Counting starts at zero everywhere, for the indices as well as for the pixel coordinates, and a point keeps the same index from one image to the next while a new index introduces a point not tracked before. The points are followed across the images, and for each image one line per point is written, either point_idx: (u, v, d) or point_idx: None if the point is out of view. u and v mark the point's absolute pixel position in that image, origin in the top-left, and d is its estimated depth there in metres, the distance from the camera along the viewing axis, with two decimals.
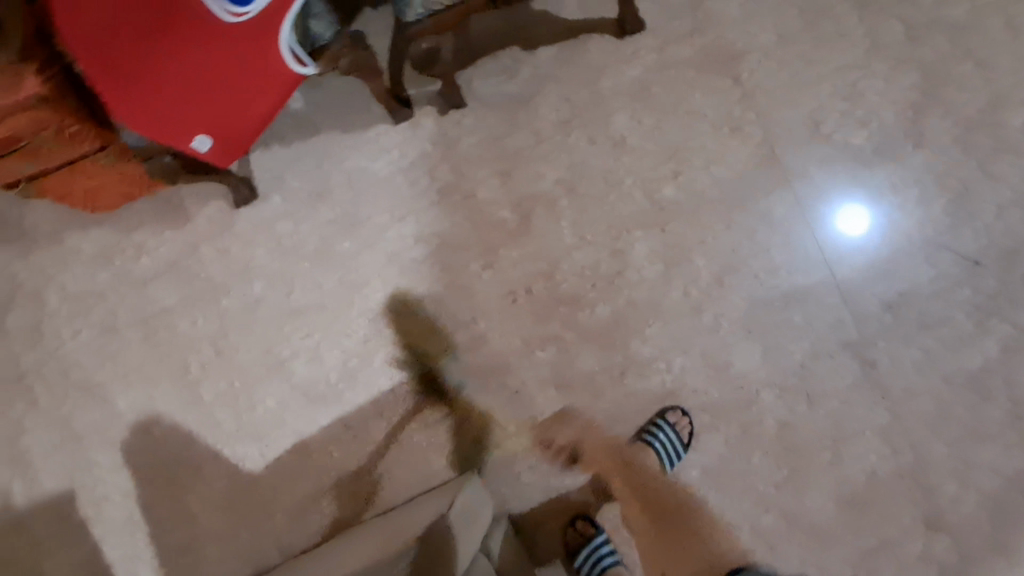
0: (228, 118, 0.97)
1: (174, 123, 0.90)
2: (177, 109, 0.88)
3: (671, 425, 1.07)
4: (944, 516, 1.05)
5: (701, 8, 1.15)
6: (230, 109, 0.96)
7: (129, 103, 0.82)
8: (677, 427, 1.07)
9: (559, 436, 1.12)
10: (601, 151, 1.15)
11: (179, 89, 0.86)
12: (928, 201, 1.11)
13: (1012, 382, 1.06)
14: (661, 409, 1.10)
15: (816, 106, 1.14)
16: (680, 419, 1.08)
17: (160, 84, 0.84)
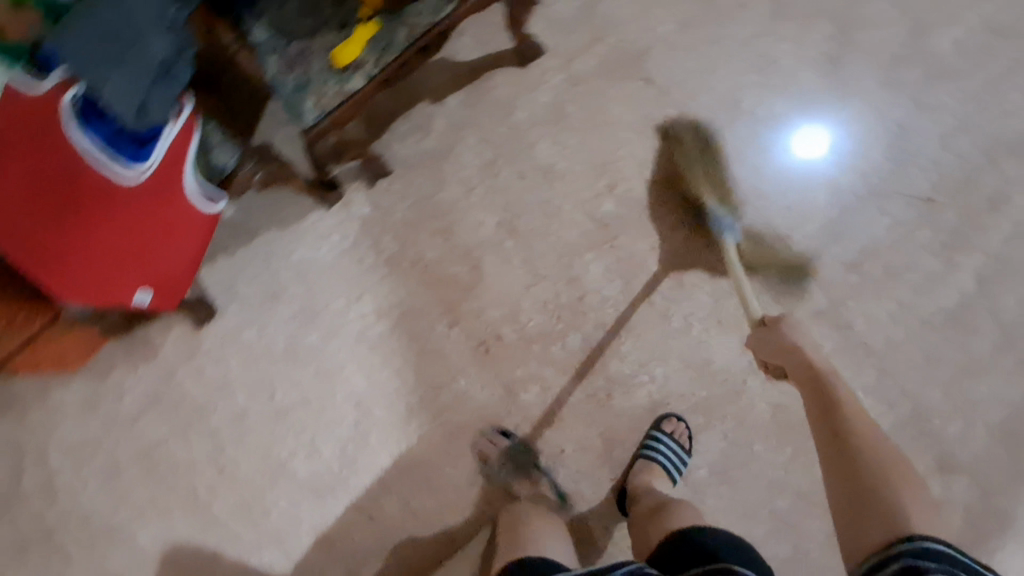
0: (155, 259, 0.96)
1: (104, 268, 0.88)
2: (107, 268, 0.88)
3: (670, 435, 1.06)
4: (957, 456, 1.04)
5: (597, 15, 1.14)
6: (157, 249, 0.95)
7: (58, 246, 0.83)
8: (676, 435, 1.07)
9: (563, 469, 1.12)
10: (534, 183, 1.14)
11: (98, 235, 0.86)
12: (866, 150, 1.09)
13: (994, 308, 1.05)
14: (655, 420, 1.09)
15: (735, 83, 1.12)
16: (677, 426, 1.07)
17: (88, 225, 0.84)
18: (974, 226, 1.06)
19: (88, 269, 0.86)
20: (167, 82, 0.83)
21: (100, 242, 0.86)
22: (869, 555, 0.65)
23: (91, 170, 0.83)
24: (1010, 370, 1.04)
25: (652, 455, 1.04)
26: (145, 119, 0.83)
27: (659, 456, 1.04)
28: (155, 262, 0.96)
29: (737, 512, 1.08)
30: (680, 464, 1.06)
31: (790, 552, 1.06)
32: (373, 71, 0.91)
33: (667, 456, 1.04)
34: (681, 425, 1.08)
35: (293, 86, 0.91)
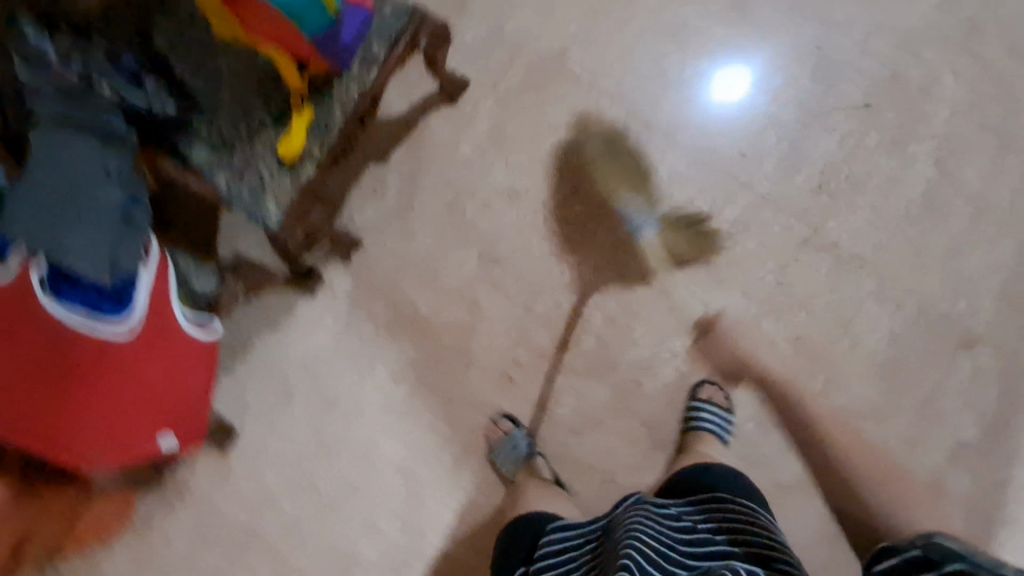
0: (165, 402, 0.91)
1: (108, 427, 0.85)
2: (127, 425, 0.87)
3: (707, 401, 1.08)
4: (973, 330, 1.08)
5: (506, 34, 1.16)
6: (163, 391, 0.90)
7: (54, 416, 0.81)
8: (713, 400, 1.08)
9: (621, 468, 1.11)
10: (500, 208, 1.16)
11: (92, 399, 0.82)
12: (794, 77, 1.13)
13: (958, 185, 1.09)
14: (691, 389, 1.11)
15: (656, 54, 1.15)
16: (712, 391, 1.09)
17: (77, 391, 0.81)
18: (913, 116, 1.11)
19: (105, 432, 0.85)
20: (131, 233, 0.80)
21: (109, 403, 0.84)
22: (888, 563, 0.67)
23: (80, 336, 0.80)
24: (991, 237, 1.09)
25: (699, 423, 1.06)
26: (115, 272, 0.78)
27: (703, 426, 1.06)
28: (166, 405, 0.91)
29: (795, 452, 1.09)
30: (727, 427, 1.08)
31: None
32: (318, 155, 0.92)
33: (710, 423, 1.06)
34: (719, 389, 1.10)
35: (247, 192, 0.90)
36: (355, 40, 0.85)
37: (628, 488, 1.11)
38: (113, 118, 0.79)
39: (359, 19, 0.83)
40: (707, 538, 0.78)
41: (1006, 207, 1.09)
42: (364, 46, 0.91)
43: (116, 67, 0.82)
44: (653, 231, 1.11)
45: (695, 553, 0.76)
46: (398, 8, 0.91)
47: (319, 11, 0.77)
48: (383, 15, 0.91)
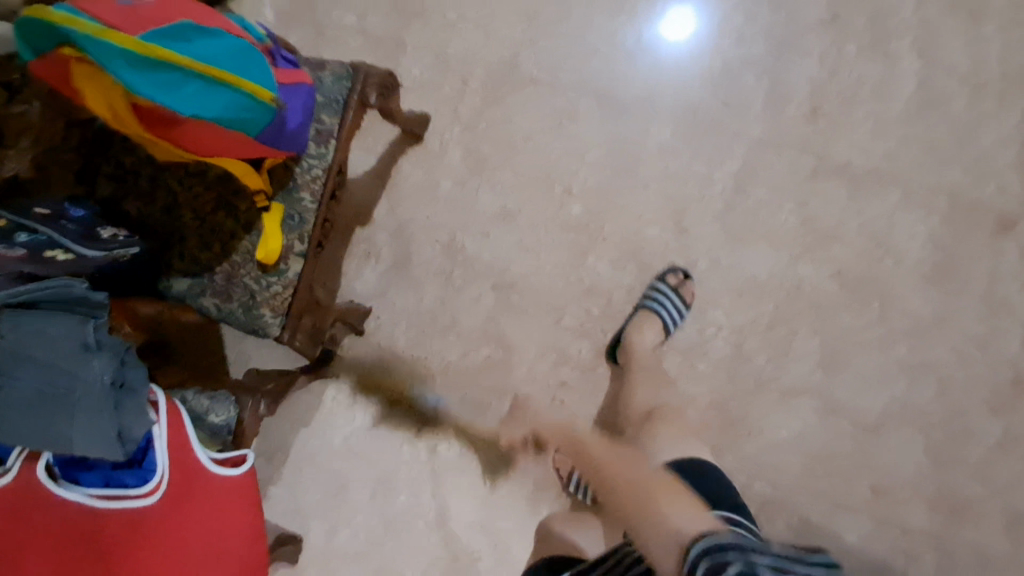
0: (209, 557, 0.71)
1: None
2: None
3: (674, 288, 1.04)
4: (1009, 211, 1.03)
5: (450, 58, 1.10)
6: (204, 545, 0.71)
7: None
8: (680, 289, 1.04)
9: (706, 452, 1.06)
10: (497, 233, 1.10)
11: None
12: (756, 11, 1.05)
13: (948, 69, 1.04)
14: (662, 272, 1.07)
15: (608, 28, 1.07)
16: (680, 280, 1.05)
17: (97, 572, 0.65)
18: (881, 15, 1.05)
19: None
20: (129, 396, 0.67)
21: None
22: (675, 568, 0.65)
23: (106, 513, 0.67)
24: (995, 113, 1.04)
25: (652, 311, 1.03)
26: (129, 445, 0.66)
27: (652, 305, 1.03)
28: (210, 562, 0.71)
29: (868, 387, 1.05)
30: (680, 318, 1.05)
31: (937, 385, 1.04)
32: (302, 248, 0.81)
33: (662, 305, 1.03)
34: (688, 278, 1.06)
35: (240, 311, 0.81)
36: (304, 121, 0.74)
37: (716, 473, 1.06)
38: (74, 281, 0.65)
39: (302, 97, 0.73)
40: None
41: (1003, 77, 1.04)
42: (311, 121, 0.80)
43: (56, 231, 0.68)
44: (597, 287, 1.08)
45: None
46: (334, 72, 0.81)
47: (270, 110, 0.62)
48: (322, 82, 0.81)
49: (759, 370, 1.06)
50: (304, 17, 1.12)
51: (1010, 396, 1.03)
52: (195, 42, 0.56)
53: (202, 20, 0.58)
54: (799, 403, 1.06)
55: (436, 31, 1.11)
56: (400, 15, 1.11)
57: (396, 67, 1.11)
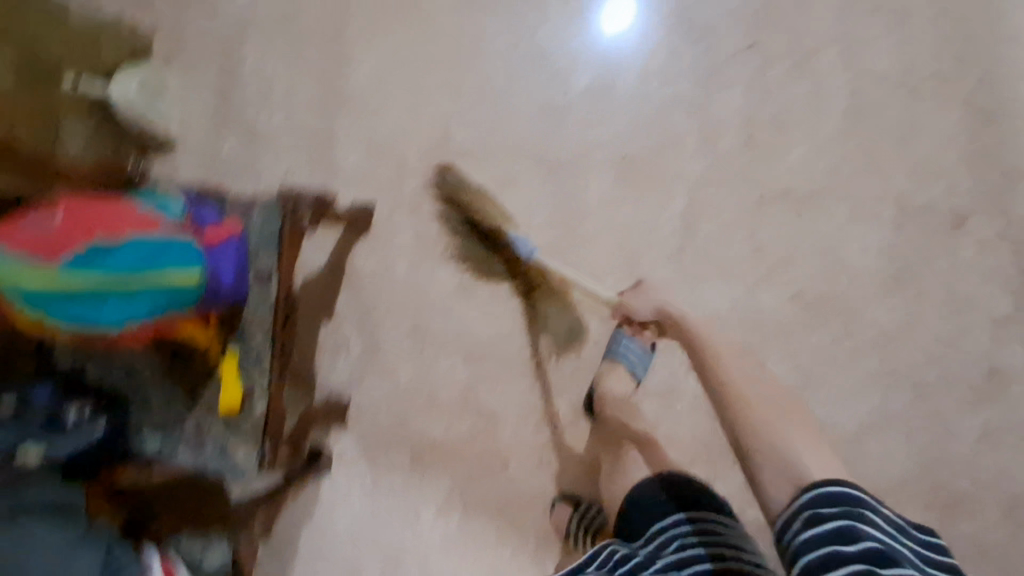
0: None
1: None
2: None
3: (633, 333, 1.03)
4: (957, 208, 1.04)
5: (382, 143, 1.12)
6: None
7: None
8: (641, 332, 1.03)
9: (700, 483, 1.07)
10: (460, 308, 1.12)
11: None
12: (676, 50, 1.07)
13: (877, 77, 1.05)
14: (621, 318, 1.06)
15: (533, 88, 1.09)
16: (641, 323, 1.04)
17: None
18: (801, 35, 1.06)
19: None
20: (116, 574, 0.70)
21: None
22: (780, 511, 0.66)
23: None
24: (931, 112, 1.05)
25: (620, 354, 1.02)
26: None
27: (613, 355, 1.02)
28: None
29: (848, 401, 1.05)
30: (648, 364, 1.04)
31: (914, 388, 1.05)
32: (263, 387, 0.86)
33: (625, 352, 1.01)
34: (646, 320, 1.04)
35: (216, 457, 0.85)
36: (240, 273, 0.78)
37: None
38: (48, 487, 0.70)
39: (233, 251, 0.77)
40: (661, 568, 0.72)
41: (934, 77, 1.05)
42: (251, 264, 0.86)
43: (23, 430, 0.70)
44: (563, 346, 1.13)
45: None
46: (264, 213, 0.87)
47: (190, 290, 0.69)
48: (255, 224, 0.86)
49: None
50: (232, 122, 1.13)
51: (983, 388, 1.05)
52: (106, 259, 0.63)
53: (113, 230, 0.65)
54: None
55: (366, 118, 1.12)
56: (329, 107, 1.12)
57: (330, 157, 1.12)
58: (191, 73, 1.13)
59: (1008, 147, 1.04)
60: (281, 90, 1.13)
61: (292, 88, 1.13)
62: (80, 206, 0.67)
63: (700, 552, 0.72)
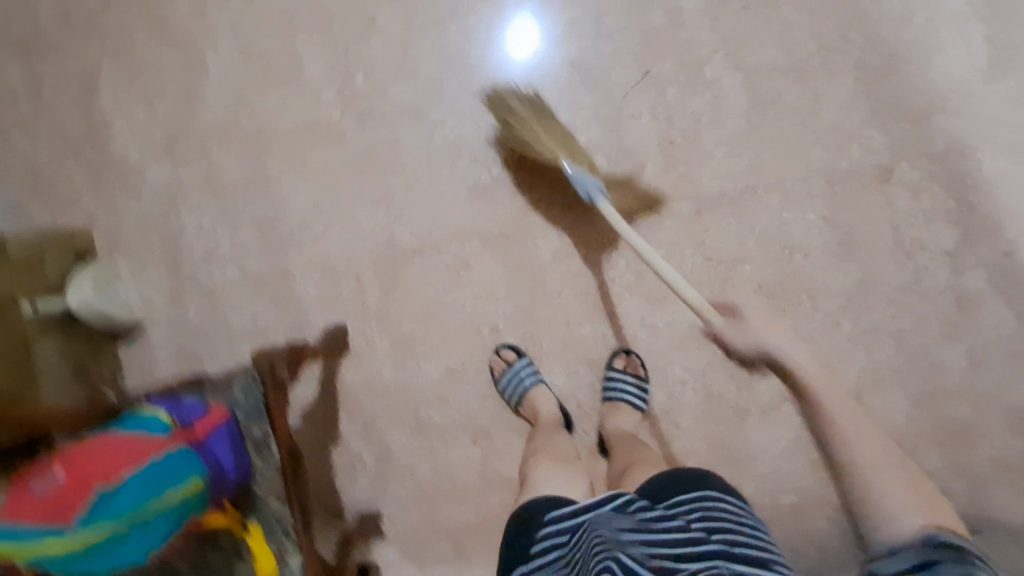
0: None
1: None
2: None
3: (623, 370, 1.10)
4: (881, 161, 1.08)
5: (336, 265, 1.17)
6: None
7: None
8: (629, 368, 1.10)
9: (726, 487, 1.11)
10: (454, 393, 1.16)
11: None
12: (576, 99, 1.12)
13: (766, 66, 1.09)
14: (609, 358, 1.12)
15: (459, 175, 1.14)
16: (627, 359, 1.11)
17: None
18: (684, 50, 1.10)
19: None
20: None
21: None
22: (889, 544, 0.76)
23: None
24: (827, 84, 1.09)
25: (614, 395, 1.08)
26: None
27: (611, 395, 1.08)
28: None
29: (835, 370, 1.09)
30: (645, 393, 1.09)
31: (894, 339, 1.08)
32: (291, 544, 0.87)
33: (621, 391, 1.08)
34: (630, 356, 1.11)
35: None
36: (236, 451, 0.83)
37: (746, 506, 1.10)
38: None
39: (225, 436, 0.83)
40: (691, 540, 0.69)
41: (819, 50, 1.09)
42: (246, 436, 0.88)
43: None
44: (562, 398, 1.14)
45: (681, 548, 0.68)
46: (241, 386, 0.90)
47: (189, 498, 0.75)
48: (238, 398, 0.89)
49: (737, 401, 1.11)
50: (192, 290, 1.19)
51: (961, 318, 1.07)
52: (110, 506, 0.70)
53: (110, 474, 0.71)
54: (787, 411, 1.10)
55: (311, 247, 1.17)
56: (274, 248, 1.17)
57: (292, 293, 1.17)
58: (142, 257, 1.20)
59: (910, 91, 1.07)
60: (226, 247, 1.18)
61: (235, 240, 1.18)
62: (75, 454, 0.73)
63: (725, 514, 0.73)
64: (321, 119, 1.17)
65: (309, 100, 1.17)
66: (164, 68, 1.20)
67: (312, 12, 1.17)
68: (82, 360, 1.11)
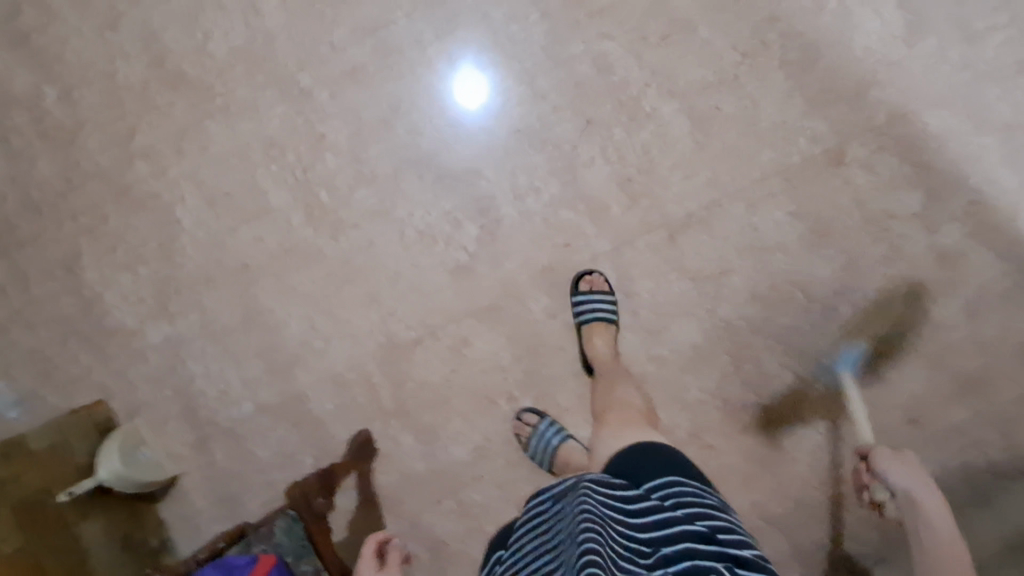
0: None
1: None
2: None
3: (590, 291, 1.11)
4: (832, 145, 1.11)
5: (344, 375, 1.20)
6: None
7: None
8: (596, 288, 1.12)
9: (770, 491, 1.12)
10: (486, 468, 1.18)
11: None
12: (530, 162, 1.16)
13: (699, 86, 1.13)
14: (579, 275, 1.13)
15: (438, 261, 1.18)
16: (593, 280, 1.12)
17: None
18: (617, 91, 1.14)
19: None
20: None
21: None
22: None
23: None
24: (760, 86, 1.12)
25: (587, 318, 1.10)
26: None
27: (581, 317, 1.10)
28: None
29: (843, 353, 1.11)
30: (613, 312, 1.11)
31: (890, 310, 1.11)
32: None
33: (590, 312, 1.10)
34: (595, 276, 1.13)
35: None
36: None
37: (793, 505, 1.12)
38: None
39: None
40: (671, 520, 0.70)
41: (746, 57, 1.12)
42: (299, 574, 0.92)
43: None
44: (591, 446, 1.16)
45: (659, 526, 0.69)
46: (281, 526, 0.93)
47: None
48: (280, 540, 0.92)
49: (759, 407, 1.13)
50: (216, 433, 1.22)
51: (948, 273, 1.09)
52: None
53: None
54: (809, 404, 1.12)
55: (317, 364, 1.20)
56: (282, 374, 1.21)
57: (310, 412, 1.20)
58: (161, 414, 1.22)
59: (842, 73, 1.10)
60: (238, 385, 1.22)
61: (245, 376, 1.21)
62: None
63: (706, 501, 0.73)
64: (295, 242, 1.20)
65: (279, 228, 1.21)
66: (136, 232, 1.23)
67: (260, 144, 1.21)
68: (125, 528, 1.16)
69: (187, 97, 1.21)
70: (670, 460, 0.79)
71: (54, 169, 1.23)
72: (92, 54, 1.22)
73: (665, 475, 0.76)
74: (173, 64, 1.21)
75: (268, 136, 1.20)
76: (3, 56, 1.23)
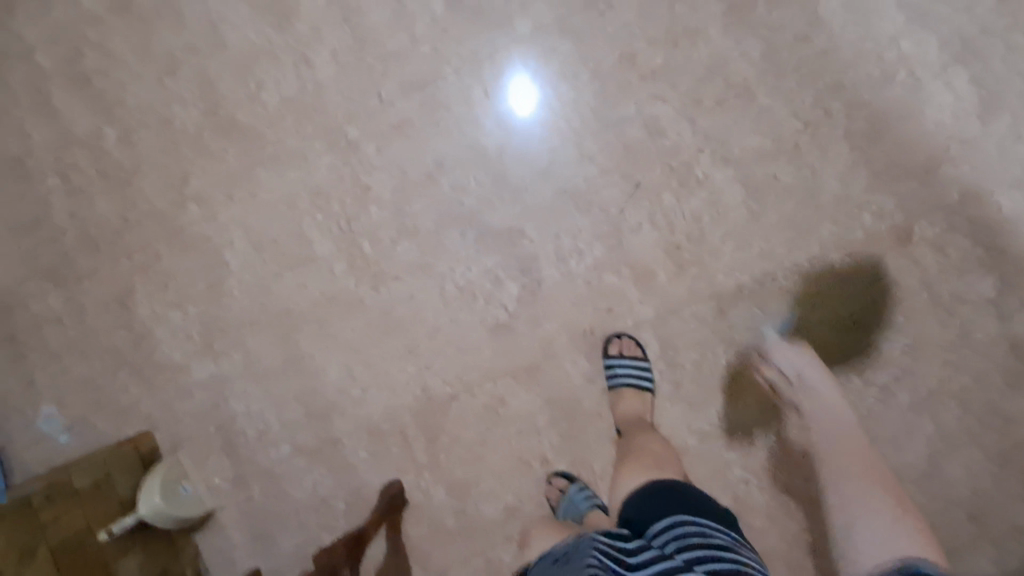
0: None
1: None
2: None
3: (620, 355, 1.09)
4: (895, 223, 1.05)
5: (380, 426, 1.20)
6: None
7: None
8: (627, 352, 1.10)
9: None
10: (517, 528, 1.17)
11: None
12: (574, 223, 1.13)
13: (755, 155, 1.09)
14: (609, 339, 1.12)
15: (478, 318, 1.17)
16: (622, 344, 1.10)
17: None
18: (668, 156, 1.11)
19: None
20: None
21: None
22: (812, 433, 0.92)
23: None
24: (820, 158, 1.07)
25: (620, 383, 1.08)
26: None
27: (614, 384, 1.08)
28: None
29: (897, 441, 1.06)
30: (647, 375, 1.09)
31: (951, 400, 1.04)
32: None
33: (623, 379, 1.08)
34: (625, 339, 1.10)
35: None
36: None
37: None
38: None
39: None
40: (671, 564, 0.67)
41: (807, 128, 1.07)
42: None
43: None
44: None
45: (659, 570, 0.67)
46: None
47: None
48: None
49: (804, 489, 1.08)
50: (254, 473, 1.24)
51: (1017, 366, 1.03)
52: None
53: None
54: None
55: (354, 412, 1.21)
56: (320, 420, 1.22)
57: (346, 458, 1.21)
58: (202, 450, 1.25)
59: (909, 150, 1.05)
60: (277, 427, 1.23)
61: (284, 419, 1.23)
62: None
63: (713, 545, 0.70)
64: (338, 291, 1.21)
65: (324, 276, 1.21)
66: (186, 271, 1.25)
67: (308, 192, 1.21)
68: (164, 560, 1.18)
69: (240, 144, 1.23)
70: (680, 501, 0.79)
71: (110, 205, 1.26)
72: (150, 97, 1.25)
73: (672, 522, 0.74)
74: (228, 111, 1.23)
75: (316, 185, 1.21)
76: (66, 96, 1.26)
